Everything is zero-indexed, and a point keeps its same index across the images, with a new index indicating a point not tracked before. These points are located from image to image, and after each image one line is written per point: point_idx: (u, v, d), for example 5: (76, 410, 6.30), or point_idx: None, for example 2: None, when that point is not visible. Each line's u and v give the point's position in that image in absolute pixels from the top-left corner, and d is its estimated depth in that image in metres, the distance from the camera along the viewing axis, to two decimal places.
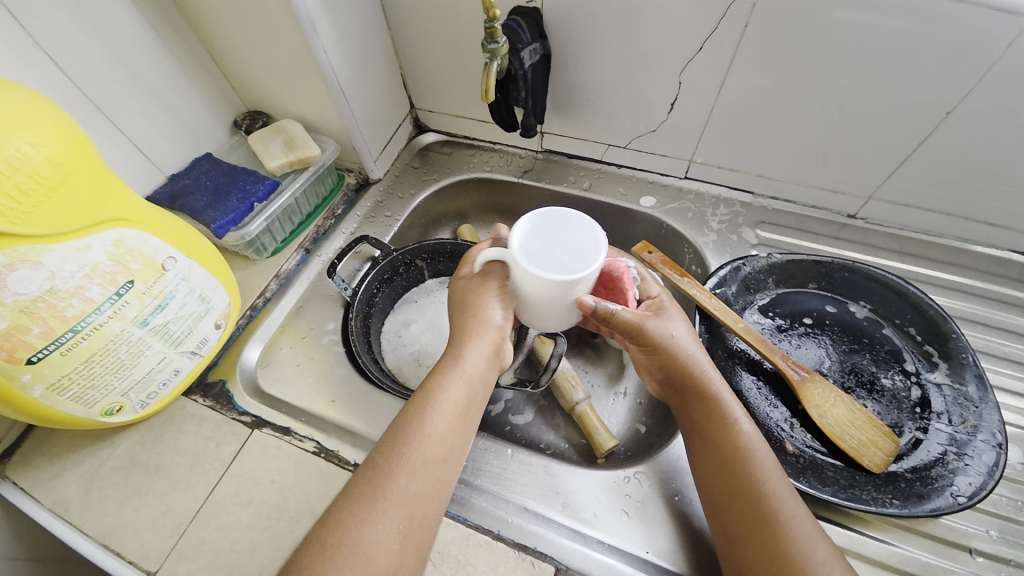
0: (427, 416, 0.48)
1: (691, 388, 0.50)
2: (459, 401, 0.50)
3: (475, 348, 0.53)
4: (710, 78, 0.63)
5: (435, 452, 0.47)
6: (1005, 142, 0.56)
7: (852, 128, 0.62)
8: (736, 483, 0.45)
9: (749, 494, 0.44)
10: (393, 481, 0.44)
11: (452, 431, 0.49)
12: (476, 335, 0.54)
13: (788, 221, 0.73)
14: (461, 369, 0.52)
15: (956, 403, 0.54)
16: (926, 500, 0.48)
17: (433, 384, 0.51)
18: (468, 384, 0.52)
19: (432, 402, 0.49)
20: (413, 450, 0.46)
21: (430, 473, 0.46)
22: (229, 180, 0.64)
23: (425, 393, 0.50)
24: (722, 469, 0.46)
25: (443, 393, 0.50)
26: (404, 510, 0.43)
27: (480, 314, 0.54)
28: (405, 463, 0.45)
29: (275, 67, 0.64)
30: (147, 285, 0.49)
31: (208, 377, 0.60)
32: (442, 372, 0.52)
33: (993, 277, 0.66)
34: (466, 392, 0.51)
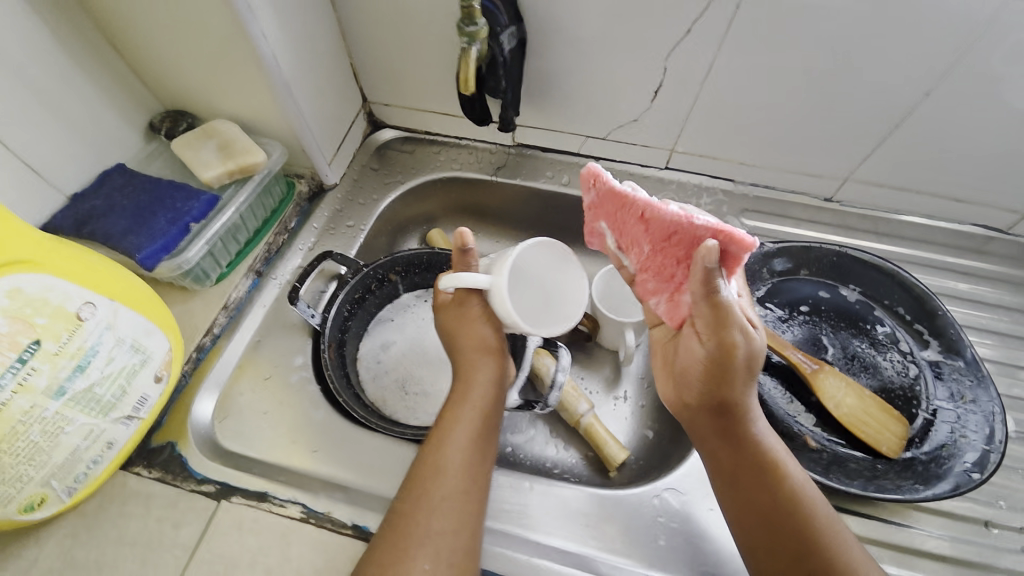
0: (447, 451, 0.45)
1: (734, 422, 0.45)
2: (476, 432, 0.47)
3: (482, 373, 0.50)
4: (697, 65, 0.60)
5: (461, 488, 0.44)
6: (977, 121, 0.57)
7: (836, 113, 0.61)
8: (783, 513, 0.43)
9: (796, 523, 0.42)
10: (427, 526, 0.41)
11: (476, 462, 0.45)
12: (479, 361, 0.50)
13: (770, 208, 0.72)
14: (472, 398, 0.48)
15: (952, 379, 0.55)
16: (945, 480, 0.49)
17: (448, 416, 0.48)
18: (485, 410, 0.48)
19: (451, 435, 0.46)
20: (436, 496, 0.43)
21: (462, 513, 0.43)
22: (152, 198, 0.52)
23: (443, 426, 0.47)
24: (768, 500, 0.43)
25: (460, 424, 0.47)
26: (441, 565, 0.40)
27: (481, 338, 0.50)
28: (437, 506, 0.42)
29: (201, 56, 0.53)
30: (60, 344, 0.38)
31: (152, 442, 0.49)
32: (452, 404, 0.48)
33: (960, 251, 0.69)
34: (480, 425, 0.47)
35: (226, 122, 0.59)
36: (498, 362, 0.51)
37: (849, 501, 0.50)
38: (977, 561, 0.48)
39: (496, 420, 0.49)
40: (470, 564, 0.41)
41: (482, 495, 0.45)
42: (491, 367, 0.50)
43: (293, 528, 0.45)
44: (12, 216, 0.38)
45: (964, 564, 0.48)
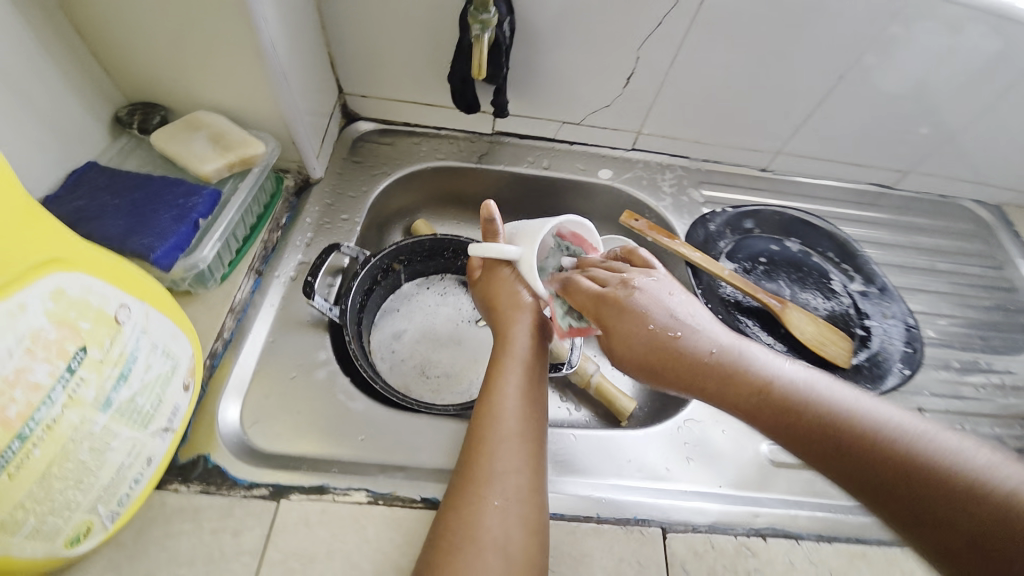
0: (501, 402, 0.48)
1: (713, 373, 0.45)
2: (524, 383, 0.50)
3: (521, 330, 0.53)
4: (664, 53, 0.68)
5: (520, 434, 0.47)
6: (872, 98, 0.73)
7: (772, 95, 0.73)
8: (815, 428, 0.41)
9: (838, 426, 0.40)
10: (496, 470, 0.44)
11: (529, 409, 0.49)
12: (517, 319, 0.53)
13: (721, 180, 0.84)
14: (515, 354, 0.51)
15: (875, 302, 0.69)
16: (885, 378, 0.62)
17: (495, 373, 0.51)
18: (529, 362, 0.51)
19: (502, 388, 0.49)
20: (495, 441, 0.46)
21: (525, 454, 0.46)
22: (149, 196, 0.48)
23: (491, 382, 0.50)
24: (796, 421, 0.42)
25: (508, 378, 0.50)
26: (517, 501, 0.43)
27: (518, 297, 0.54)
28: (500, 452, 0.45)
29: (189, 40, 0.50)
30: (103, 351, 0.35)
31: (179, 459, 0.46)
32: (498, 362, 0.51)
33: (863, 205, 0.86)
34: (525, 374, 0.50)
35: (209, 112, 0.56)
36: (535, 317, 0.53)
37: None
38: None
39: (542, 369, 0.52)
40: (542, 499, 0.44)
41: (540, 438, 0.48)
42: (528, 322, 0.53)
43: (363, 512, 0.45)
44: (42, 210, 0.33)
45: None
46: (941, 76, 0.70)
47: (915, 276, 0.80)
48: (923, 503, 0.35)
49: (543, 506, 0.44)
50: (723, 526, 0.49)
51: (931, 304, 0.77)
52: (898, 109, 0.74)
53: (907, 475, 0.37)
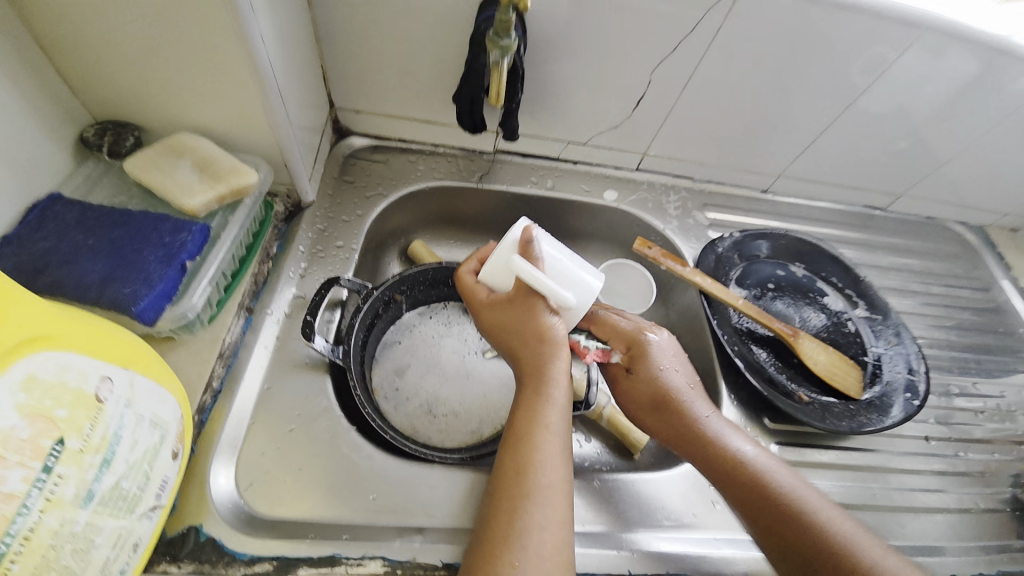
0: (533, 448, 0.43)
1: (703, 444, 0.49)
2: (559, 428, 0.45)
3: (559, 365, 0.47)
4: (677, 78, 0.66)
5: (555, 488, 0.42)
6: (874, 126, 0.73)
7: (779, 121, 0.73)
8: (773, 516, 0.45)
9: (796, 519, 0.45)
10: (526, 526, 0.40)
11: (563, 456, 0.44)
12: (555, 351, 0.47)
13: (723, 201, 0.83)
14: (550, 395, 0.46)
15: (879, 330, 0.70)
16: (896, 408, 0.62)
17: (527, 415, 0.45)
18: (564, 403, 0.46)
19: (536, 432, 0.44)
20: (527, 496, 0.41)
21: (557, 508, 0.41)
22: (128, 234, 0.42)
23: (521, 424, 0.45)
24: (760, 505, 0.46)
25: (542, 421, 0.45)
26: (549, 563, 0.39)
27: (553, 326, 0.47)
28: (532, 506, 0.41)
29: (172, 54, 0.45)
30: (83, 438, 0.30)
31: (168, 534, 0.41)
32: (530, 402, 0.46)
33: (857, 227, 0.87)
34: (560, 417, 0.45)
35: (194, 136, 0.51)
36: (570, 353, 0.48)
37: (820, 437, 0.62)
38: (910, 467, 0.63)
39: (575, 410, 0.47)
40: (572, 559, 0.40)
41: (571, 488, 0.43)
42: (565, 357, 0.47)
43: None
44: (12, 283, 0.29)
45: (902, 472, 0.63)
46: (940, 109, 0.71)
47: (907, 299, 0.81)
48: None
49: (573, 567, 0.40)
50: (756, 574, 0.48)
51: (923, 327, 0.79)
52: (897, 138, 0.75)
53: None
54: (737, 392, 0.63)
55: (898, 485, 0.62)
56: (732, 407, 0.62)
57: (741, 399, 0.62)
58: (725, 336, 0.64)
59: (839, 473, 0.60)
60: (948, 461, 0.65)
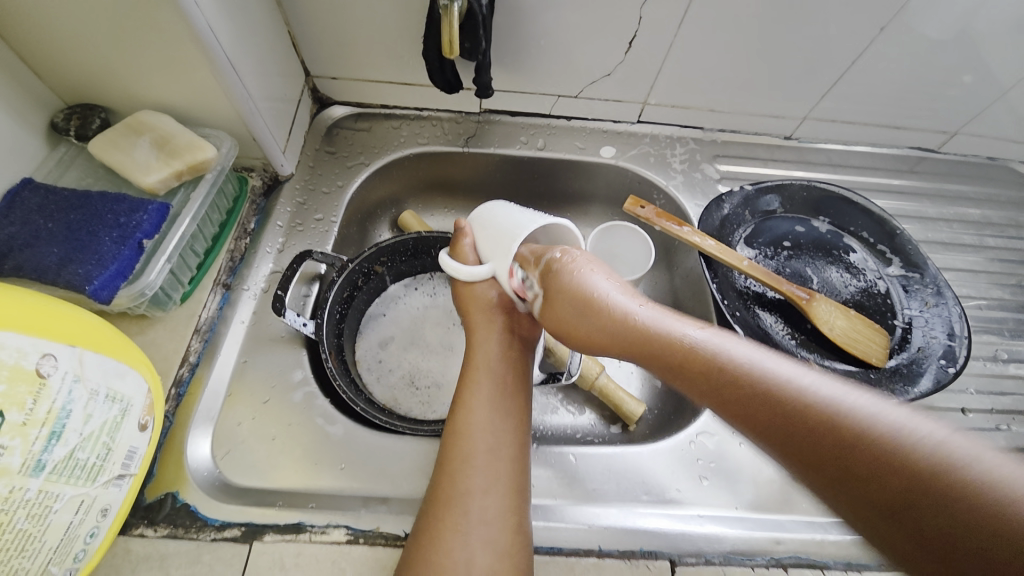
0: (466, 413, 0.43)
1: (701, 368, 0.40)
2: (493, 389, 0.45)
3: (491, 337, 0.49)
4: (670, 12, 0.59)
5: (491, 449, 0.42)
6: (918, 52, 0.62)
7: (798, 55, 0.63)
8: (783, 411, 0.34)
9: (832, 429, 0.32)
10: (466, 490, 0.40)
11: (501, 423, 0.43)
12: (486, 324, 0.50)
13: (738, 151, 0.75)
14: (481, 364, 0.47)
15: (915, 289, 0.62)
16: (927, 376, 0.55)
17: (465, 384, 0.46)
18: (500, 372, 0.47)
19: (470, 402, 0.44)
20: (466, 460, 0.41)
21: (496, 475, 0.41)
22: (87, 215, 0.43)
23: (460, 395, 0.45)
24: (762, 409, 0.36)
25: (476, 391, 0.45)
26: (489, 528, 0.38)
27: (488, 300, 0.51)
28: (471, 470, 0.40)
29: (115, 29, 0.44)
30: (25, 411, 0.32)
31: (146, 499, 0.43)
32: (467, 372, 0.47)
33: (901, 173, 0.77)
34: (496, 382, 0.46)
35: (155, 113, 0.51)
36: (503, 324, 0.50)
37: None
38: None
39: (518, 378, 0.47)
40: (521, 520, 0.40)
41: (517, 455, 0.43)
42: (497, 329, 0.49)
43: (342, 552, 0.42)
44: None
45: None
46: (1002, 26, 0.59)
47: (956, 254, 0.71)
48: (926, 528, 0.27)
49: (524, 533, 0.39)
50: (739, 556, 0.45)
51: (974, 285, 0.69)
52: (950, 66, 0.64)
53: (911, 497, 0.28)
54: None
55: None
56: None
57: None
58: (725, 302, 0.58)
59: None
60: (990, 436, 0.58)
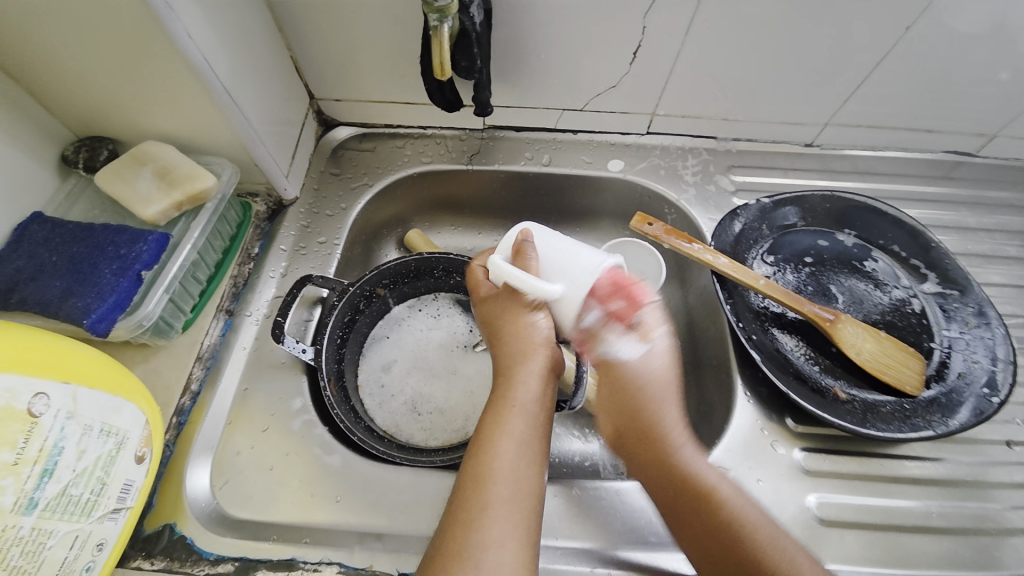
0: (495, 455, 0.40)
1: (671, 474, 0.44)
2: (524, 433, 0.42)
3: (529, 371, 0.45)
4: (675, 22, 0.56)
5: (515, 497, 0.39)
6: (948, 52, 0.58)
7: (816, 59, 0.60)
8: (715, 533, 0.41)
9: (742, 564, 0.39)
10: (480, 542, 0.36)
11: (528, 469, 0.40)
12: (527, 357, 0.46)
13: (754, 161, 0.71)
14: (519, 401, 0.43)
15: (953, 308, 0.57)
16: (968, 406, 0.50)
17: (495, 418, 0.42)
18: (534, 413, 0.43)
19: (499, 443, 0.41)
20: (487, 507, 0.38)
21: (516, 525, 0.37)
22: (89, 247, 0.44)
23: (486, 432, 0.42)
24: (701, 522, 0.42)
25: (507, 432, 0.41)
26: None
27: (536, 332, 0.46)
28: (490, 520, 0.37)
29: (117, 65, 0.45)
30: (16, 450, 0.32)
31: (145, 530, 0.43)
32: (497, 404, 0.44)
33: (935, 179, 0.71)
34: (530, 424, 0.42)
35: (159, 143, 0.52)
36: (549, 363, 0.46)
37: (863, 441, 0.52)
38: (983, 480, 0.51)
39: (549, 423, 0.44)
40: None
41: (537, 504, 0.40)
42: (537, 363, 0.45)
43: None
44: None
45: (974, 486, 0.51)
46: None
47: (999, 267, 0.66)
48: None
49: None
50: None
51: (1021, 302, 0.63)
52: (983, 64, 0.59)
53: None
54: (756, 387, 0.55)
55: (970, 503, 0.50)
56: (748, 403, 0.54)
57: (759, 396, 0.54)
58: (741, 324, 0.55)
59: (883, 485, 0.50)
60: None
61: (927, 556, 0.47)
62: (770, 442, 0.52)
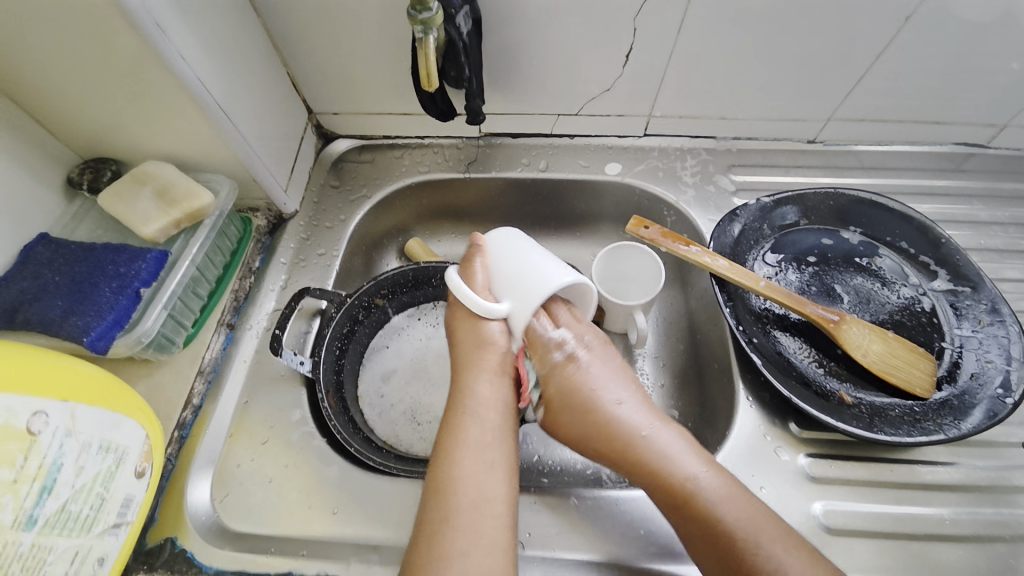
0: (454, 463, 0.41)
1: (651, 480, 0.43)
2: (480, 438, 0.43)
3: (479, 378, 0.46)
4: (666, 23, 0.56)
5: (477, 503, 0.39)
6: (954, 41, 0.56)
7: (814, 55, 0.59)
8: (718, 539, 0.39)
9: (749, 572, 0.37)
10: (445, 552, 0.37)
11: (487, 474, 0.41)
12: (476, 362, 0.46)
13: (755, 159, 0.70)
14: (470, 409, 0.44)
15: (966, 305, 0.55)
16: (981, 407, 0.48)
17: (450, 428, 0.43)
18: (487, 418, 0.44)
19: (455, 451, 0.42)
20: (450, 517, 0.38)
21: (481, 531, 0.38)
22: (91, 269, 0.46)
23: (443, 442, 0.43)
24: (702, 533, 0.40)
25: (462, 442, 0.42)
26: None
27: (487, 335, 0.47)
28: (453, 529, 0.38)
29: (113, 91, 0.46)
30: (15, 468, 0.33)
31: (147, 543, 0.44)
32: (451, 415, 0.45)
33: (946, 172, 0.69)
34: (484, 430, 0.43)
35: (159, 163, 0.53)
36: (498, 365, 0.46)
37: (873, 446, 0.50)
38: (1002, 485, 0.49)
39: (509, 426, 0.45)
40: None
41: (507, 509, 0.40)
42: (485, 371, 0.46)
43: None
44: None
45: (992, 492, 0.49)
46: None
47: (1014, 262, 0.63)
48: None
49: None
50: None
51: None
52: (990, 54, 0.57)
53: None
54: (759, 391, 0.53)
55: (989, 510, 0.48)
56: (751, 408, 0.52)
57: (762, 400, 0.53)
58: (741, 327, 0.54)
59: (895, 492, 0.48)
60: None
61: (942, 566, 0.45)
62: (774, 447, 0.50)
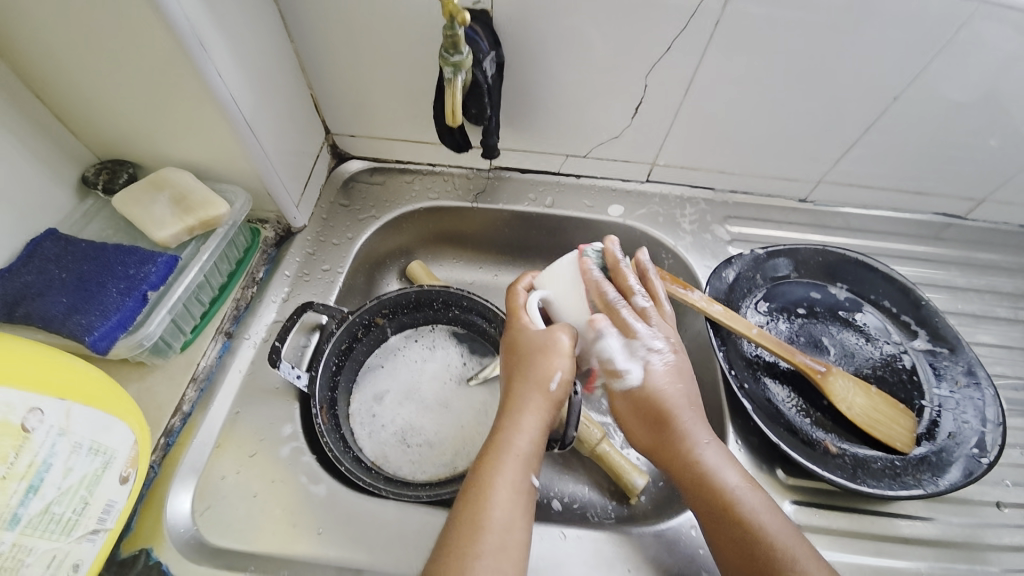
0: (491, 501, 0.40)
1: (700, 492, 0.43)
2: (520, 478, 0.42)
3: (530, 415, 0.44)
4: (676, 80, 0.60)
5: (505, 543, 0.38)
6: (937, 117, 0.61)
7: (809, 121, 0.63)
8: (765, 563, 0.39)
9: None
10: None
11: (521, 519, 0.40)
12: (528, 398, 0.45)
13: (750, 213, 0.74)
14: (516, 445, 0.43)
15: (943, 365, 0.58)
16: (958, 466, 0.50)
17: (489, 459, 0.42)
18: (531, 459, 0.43)
19: (493, 487, 0.41)
20: (474, 555, 0.37)
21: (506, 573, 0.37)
22: (99, 267, 0.46)
23: (481, 474, 0.41)
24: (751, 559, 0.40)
25: (502, 479, 0.41)
26: None
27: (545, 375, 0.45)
28: (477, 567, 0.37)
29: (147, 98, 0.48)
30: (4, 465, 0.32)
31: (121, 553, 0.43)
32: (493, 444, 0.43)
33: (925, 239, 0.73)
34: (527, 471, 0.42)
35: (177, 169, 0.54)
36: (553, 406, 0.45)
37: (855, 498, 0.52)
38: (979, 543, 0.51)
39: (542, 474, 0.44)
40: None
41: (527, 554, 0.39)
42: (538, 408, 0.45)
43: None
44: None
45: (969, 550, 0.50)
46: None
47: (989, 327, 0.67)
48: None
49: None
50: None
51: (1010, 362, 0.64)
52: (968, 133, 0.62)
53: None
54: (747, 436, 0.55)
55: (964, 567, 0.49)
56: (739, 452, 0.54)
57: (750, 445, 0.54)
58: (734, 372, 0.55)
59: (876, 545, 0.49)
60: None
61: None
62: None
